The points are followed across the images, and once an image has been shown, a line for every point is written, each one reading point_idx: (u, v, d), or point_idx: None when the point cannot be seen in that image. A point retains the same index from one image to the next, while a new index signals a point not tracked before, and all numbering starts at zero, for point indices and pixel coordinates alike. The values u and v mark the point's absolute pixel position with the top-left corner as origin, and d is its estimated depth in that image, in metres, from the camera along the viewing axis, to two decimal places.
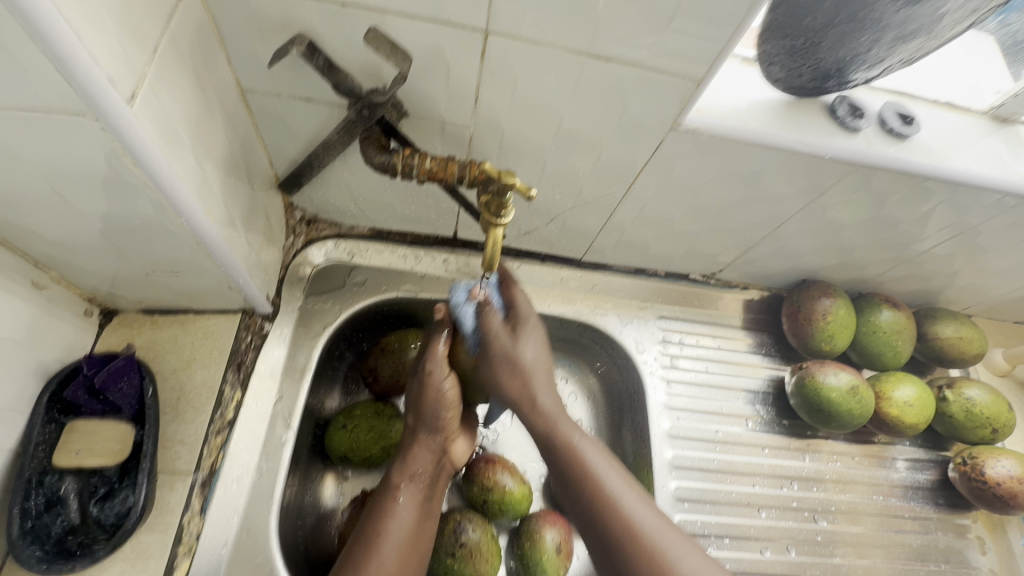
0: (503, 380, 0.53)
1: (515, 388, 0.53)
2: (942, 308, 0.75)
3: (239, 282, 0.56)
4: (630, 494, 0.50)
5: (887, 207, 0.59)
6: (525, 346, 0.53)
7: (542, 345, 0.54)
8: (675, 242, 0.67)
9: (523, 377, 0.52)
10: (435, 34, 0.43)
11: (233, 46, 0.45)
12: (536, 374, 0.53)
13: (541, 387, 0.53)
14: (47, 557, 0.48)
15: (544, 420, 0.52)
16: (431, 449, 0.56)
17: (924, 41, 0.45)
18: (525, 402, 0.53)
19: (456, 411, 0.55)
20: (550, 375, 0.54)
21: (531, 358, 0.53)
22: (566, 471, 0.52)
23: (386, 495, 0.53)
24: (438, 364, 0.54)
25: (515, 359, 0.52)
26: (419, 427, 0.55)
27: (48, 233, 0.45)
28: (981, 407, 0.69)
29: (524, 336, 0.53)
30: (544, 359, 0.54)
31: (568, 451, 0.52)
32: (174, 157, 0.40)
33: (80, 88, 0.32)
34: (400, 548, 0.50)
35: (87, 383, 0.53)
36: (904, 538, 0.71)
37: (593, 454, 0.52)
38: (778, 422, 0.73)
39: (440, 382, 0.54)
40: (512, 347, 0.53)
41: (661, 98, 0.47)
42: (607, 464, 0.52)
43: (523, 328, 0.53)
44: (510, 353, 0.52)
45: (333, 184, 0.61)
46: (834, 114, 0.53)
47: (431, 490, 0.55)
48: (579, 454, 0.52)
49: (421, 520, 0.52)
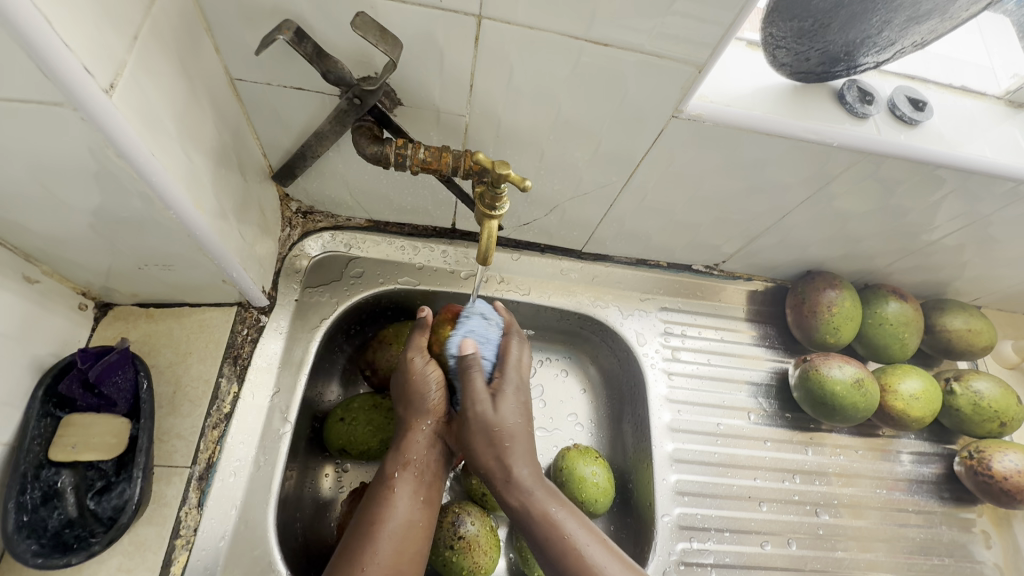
0: (484, 452, 0.52)
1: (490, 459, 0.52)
2: (951, 300, 0.73)
3: (233, 275, 0.55)
4: (615, 564, 0.48)
5: (896, 196, 0.57)
6: (503, 410, 0.52)
7: (520, 410, 0.54)
8: (678, 233, 0.66)
9: (505, 440, 0.52)
10: (426, 19, 0.41)
11: (221, 33, 0.44)
12: (516, 439, 0.52)
13: (519, 458, 0.52)
14: (43, 551, 0.47)
15: (523, 493, 0.51)
16: (426, 434, 0.54)
17: (937, 23, 0.43)
18: (500, 478, 0.52)
19: (447, 393, 0.54)
20: (529, 443, 0.53)
21: (510, 421, 0.52)
22: (550, 549, 0.49)
23: (382, 484, 0.52)
24: (418, 352, 0.55)
25: (495, 429, 0.52)
26: (410, 413, 0.55)
27: (37, 228, 0.45)
28: (989, 400, 0.68)
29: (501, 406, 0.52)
30: (523, 425, 0.53)
31: (547, 523, 0.50)
32: (160, 148, 0.40)
33: (55, 78, 0.31)
34: (394, 540, 0.49)
35: (82, 377, 0.52)
36: (907, 532, 0.70)
37: (575, 525, 0.50)
38: (781, 414, 0.72)
39: (422, 371, 0.54)
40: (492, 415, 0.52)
41: (662, 84, 0.45)
42: (588, 532, 0.50)
43: (505, 394, 0.53)
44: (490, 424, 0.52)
45: (328, 175, 0.60)
46: (843, 101, 0.51)
47: (428, 476, 0.53)
48: (559, 527, 0.50)
49: (417, 507, 0.51)
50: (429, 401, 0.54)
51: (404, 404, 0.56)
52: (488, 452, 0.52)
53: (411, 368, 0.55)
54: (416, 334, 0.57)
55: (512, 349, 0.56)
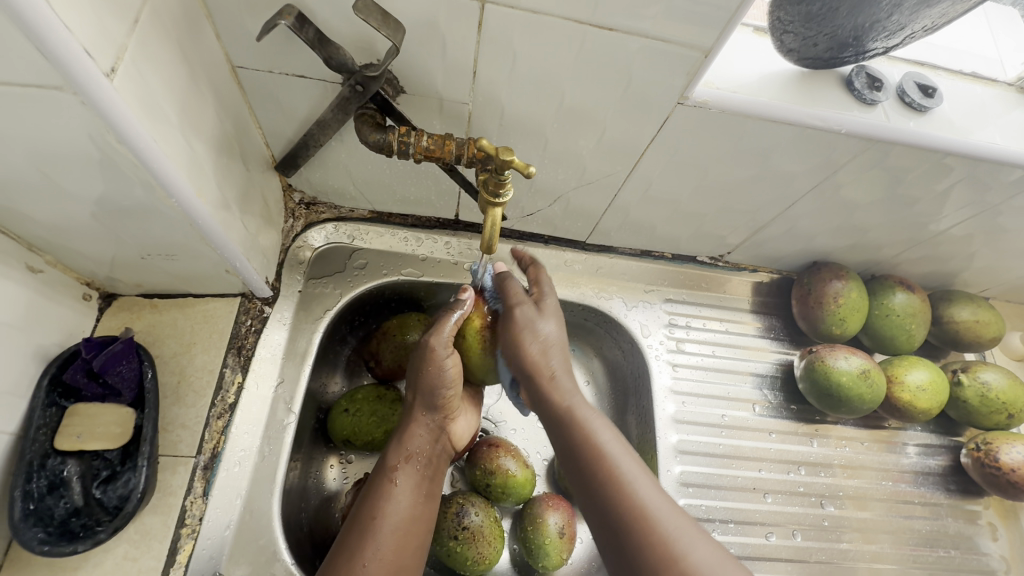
0: (521, 360, 0.55)
1: (534, 355, 0.55)
2: (958, 291, 0.73)
3: (236, 265, 0.55)
4: (643, 478, 0.50)
5: (904, 185, 0.57)
6: (546, 322, 0.56)
7: (560, 326, 0.57)
8: (683, 223, 0.65)
9: (546, 351, 0.55)
10: (429, 4, 0.41)
11: (222, 19, 0.43)
12: (556, 351, 0.56)
13: (558, 364, 0.56)
14: (49, 539, 0.47)
15: (558, 391, 0.55)
16: (428, 429, 0.55)
17: (948, 7, 0.42)
18: (540, 381, 0.55)
19: (457, 390, 0.55)
20: (565, 359, 0.57)
21: (550, 334, 0.56)
22: (574, 442, 0.52)
23: (383, 476, 0.52)
24: (439, 339, 0.54)
25: (535, 338, 0.55)
26: (416, 405, 0.56)
27: (40, 216, 0.44)
28: (997, 392, 0.67)
29: (545, 315, 0.57)
30: (560, 337, 0.57)
31: (581, 428, 0.53)
32: (161, 135, 0.39)
33: (56, 61, 0.30)
34: (394, 533, 0.49)
35: (86, 367, 0.53)
36: (912, 524, 0.70)
37: (605, 432, 0.53)
38: (786, 406, 0.72)
39: (443, 360, 0.54)
40: (535, 316, 0.56)
41: (668, 70, 0.45)
42: (615, 438, 0.53)
43: (543, 313, 0.57)
44: (528, 326, 0.55)
45: (331, 165, 0.59)
46: (851, 87, 0.51)
47: (429, 470, 0.54)
48: (588, 429, 0.52)
49: (418, 500, 0.52)
50: (439, 393, 0.54)
51: (411, 395, 0.57)
52: (528, 359, 0.55)
53: (434, 357, 0.53)
54: (443, 321, 0.54)
55: (542, 276, 0.60)
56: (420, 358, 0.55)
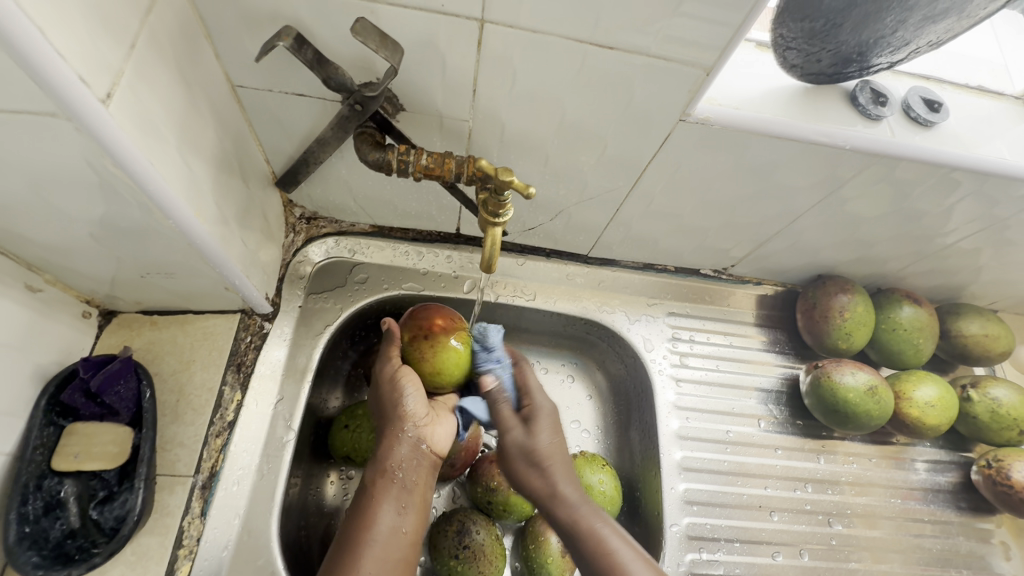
0: (525, 474, 0.55)
1: (534, 481, 0.54)
2: (967, 304, 0.72)
3: (235, 283, 0.54)
4: None
5: (911, 200, 0.56)
6: (540, 435, 0.56)
7: (555, 433, 0.57)
8: (686, 237, 0.65)
9: (545, 462, 0.54)
10: (428, 24, 0.41)
11: (221, 39, 0.43)
12: (557, 465, 0.55)
13: (559, 475, 0.54)
14: (43, 563, 0.47)
15: (566, 505, 0.52)
16: (403, 441, 0.53)
17: (953, 23, 0.42)
18: (543, 494, 0.53)
19: (418, 397, 0.55)
20: (568, 466, 0.55)
21: (547, 445, 0.55)
22: (590, 560, 0.49)
23: (364, 492, 0.51)
24: (389, 361, 0.57)
25: (532, 451, 0.55)
26: (386, 423, 0.55)
27: (38, 236, 0.44)
28: (1008, 408, 0.66)
29: (537, 427, 0.56)
30: (559, 446, 0.56)
31: (592, 537, 0.50)
32: (158, 157, 0.39)
33: (50, 90, 0.30)
34: (377, 547, 0.47)
35: (84, 386, 0.52)
36: (922, 543, 0.69)
37: (619, 542, 0.50)
38: (792, 422, 0.71)
39: (393, 374, 0.56)
40: (527, 437, 0.56)
41: (670, 86, 0.44)
42: (631, 546, 0.50)
43: (535, 419, 0.57)
44: (526, 446, 0.55)
45: (331, 181, 0.59)
46: (855, 102, 0.50)
47: (409, 481, 0.52)
48: (602, 541, 0.50)
49: (400, 513, 0.50)
50: (401, 405, 0.54)
51: (380, 416, 0.56)
52: (539, 464, 0.54)
53: (381, 374, 0.56)
54: (387, 345, 0.58)
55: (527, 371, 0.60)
56: (375, 382, 0.57)
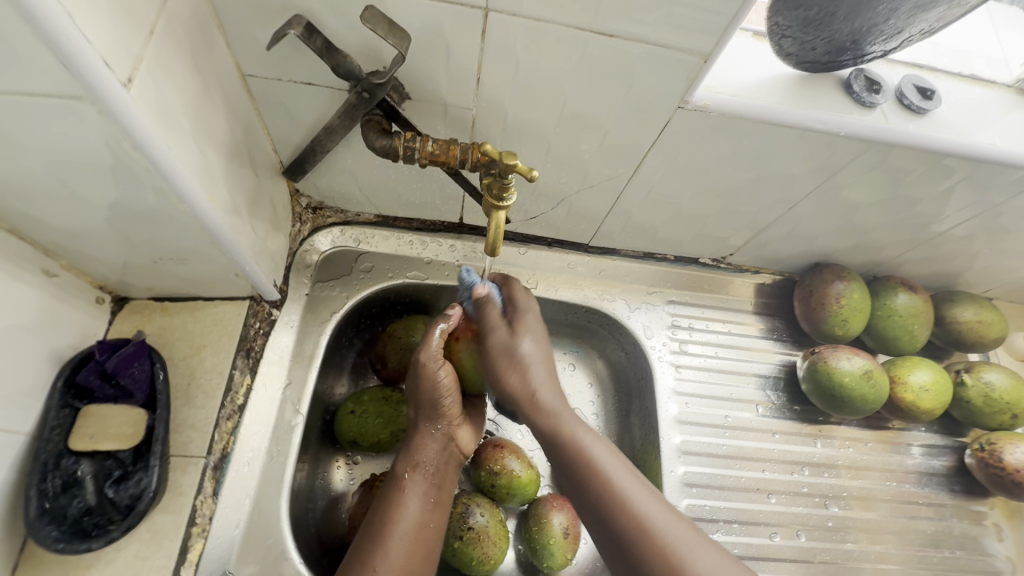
0: (504, 375, 0.54)
1: (515, 379, 0.54)
2: (961, 291, 0.73)
3: (245, 269, 0.56)
4: (639, 490, 0.49)
5: (905, 187, 0.57)
6: (524, 339, 0.54)
7: (541, 339, 0.55)
8: (685, 225, 0.66)
9: (527, 362, 0.54)
10: (434, 12, 0.42)
11: (232, 29, 0.44)
12: (537, 366, 0.54)
13: (540, 376, 0.54)
14: (63, 537, 0.48)
15: (544, 405, 0.53)
16: (435, 438, 0.55)
17: (945, 11, 0.43)
18: (526, 396, 0.54)
19: (456, 398, 0.55)
20: (549, 371, 0.55)
21: (531, 351, 0.54)
22: (569, 464, 0.51)
23: (393, 486, 0.53)
24: (430, 356, 0.54)
25: (514, 352, 0.54)
26: (420, 417, 0.56)
27: (55, 219, 0.45)
28: (1000, 392, 0.67)
29: (522, 329, 0.55)
30: (544, 354, 0.55)
31: (573, 448, 0.51)
32: (174, 142, 0.40)
33: (77, 74, 0.32)
34: (405, 542, 0.49)
35: (99, 368, 0.54)
36: (918, 525, 0.70)
37: (600, 449, 0.51)
38: (790, 407, 0.72)
39: (436, 372, 0.54)
40: (510, 339, 0.54)
41: (668, 74, 0.46)
42: (612, 456, 0.52)
43: (522, 319, 0.55)
44: (508, 345, 0.54)
45: (337, 170, 0.61)
46: (849, 90, 0.51)
47: (438, 479, 0.54)
48: (582, 448, 0.51)
49: (428, 510, 0.52)
50: (439, 402, 0.54)
51: (414, 409, 0.56)
52: (518, 377, 0.54)
53: (426, 371, 0.53)
54: (427, 335, 0.55)
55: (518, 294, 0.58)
56: (415, 376, 0.55)
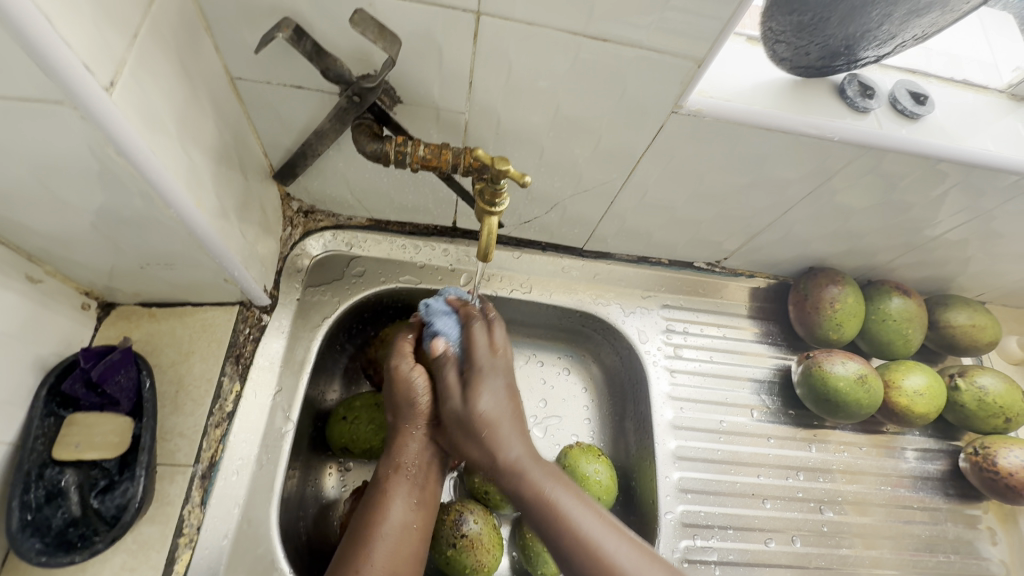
0: (465, 442, 0.52)
1: (480, 449, 0.51)
2: (955, 295, 0.73)
3: (234, 274, 0.55)
4: (611, 538, 0.48)
5: (899, 192, 0.57)
6: (479, 398, 0.51)
7: (503, 394, 0.52)
8: (680, 229, 0.66)
9: (487, 428, 0.51)
10: (425, 16, 0.41)
11: (220, 32, 0.44)
12: (505, 427, 0.51)
13: (507, 439, 0.51)
14: (46, 550, 0.47)
15: (514, 477, 0.50)
16: (417, 438, 0.54)
17: (938, 16, 0.43)
18: (499, 464, 0.50)
19: (434, 398, 0.55)
20: (515, 424, 0.52)
21: (490, 407, 0.51)
22: (541, 521, 0.49)
23: (376, 489, 0.52)
24: (403, 360, 0.55)
25: (469, 418, 0.51)
26: (399, 419, 0.55)
27: (39, 225, 0.44)
28: (994, 396, 0.67)
29: (480, 388, 0.52)
30: (507, 406, 0.52)
31: (540, 503, 0.49)
32: (160, 147, 0.40)
33: (56, 77, 0.31)
34: (388, 545, 0.48)
35: (85, 376, 0.52)
36: (912, 529, 0.70)
37: (570, 501, 0.49)
38: (784, 411, 0.72)
39: (409, 375, 0.54)
40: (465, 402, 0.51)
41: (662, 79, 0.45)
42: (583, 505, 0.49)
43: (478, 377, 0.52)
44: (465, 412, 0.51)
45: (329, 174, 0.60)
46: (843, 95, 0.51)
47: (421, 479, 0.53)
48: (552, 502, 0.49)
49: (412, 511, 0.51)
50: (417, 403, 0.54)
51: (394, 412, 0.55)
52: (486, 445, 0.51)
53: (397, 373, 0.54)
54: (400, 345, 0.56)
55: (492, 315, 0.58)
56: (390, 379, 0.56)
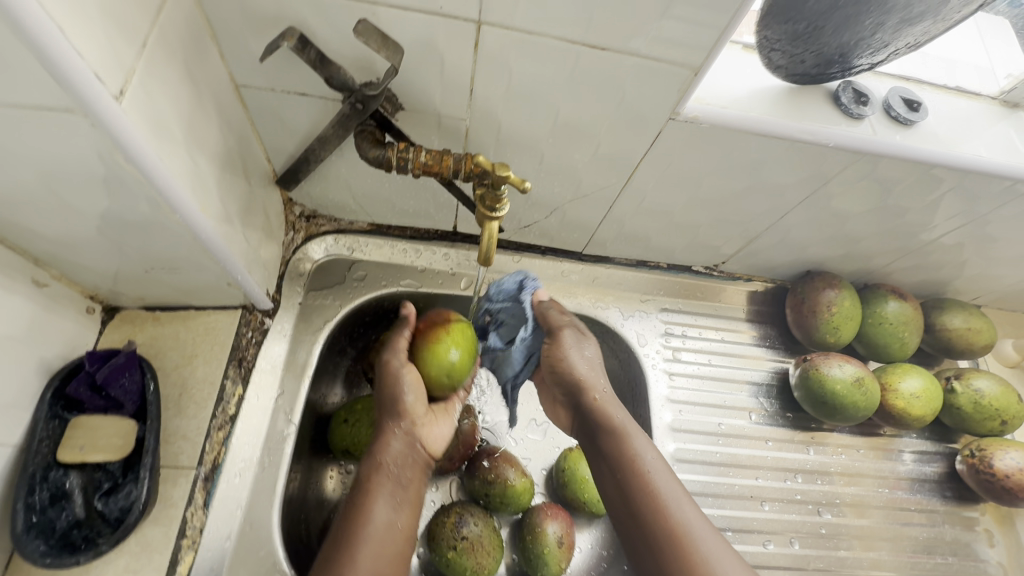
0: (563, 370, 0.59)
1: (579, 376, 0.58)
2: (951, 299, 0.74)
3: (238, 278, 0.56)
4: (681, 499, 0.50)
5: (893, 197, 0.58)
6: (589, 342, 0.60)
7: (599, 351, 0.61)
8: (678, 233, 0.66)
9: (587, 368, 0.58)
10: (427, 25, 0.42)
11: (226, 40, 0.45)
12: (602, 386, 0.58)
13: (602, 384, 0.58)
14: (50, 551, 0.48)
15: (606, 411, 0.56)
16: (400, 437, 0.55)
17: (930, 25, 0.44)
18: (591, 395, 0.57)
19: (419, 395, 0.56)
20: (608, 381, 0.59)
21: (592, 355, 0.60)
22: (617, 459, 0.53)
23: (358, 491, 0.52)
24: (394, 355, 0.57)
25: (580, 351, 0.59)
26: (384, 418, 0.56)
27: (45, 229, 0.45)
28: (990, 399, 0.68)
29: (588, 337, 0.61)
30: (603, 365, 0.60)
31: (620, 441, 0.53)
32: (167, 153, 0.40)
33: (68, 86, 0.32)
34: (371, 543, 0.48)
35: (89, 379, 0.53)
36: (910, 531, 0.71)
37: (649, 451, 0.53)
38: (782, 414, 0.73)
39: (397, 370, 0.57)
40: (577, 338, 0.60)
41: (660, 86, 0.46)
42: (659, 458, 0.53)
43: (585, 334, 0.61)
44: (575, 343, 0.59)
45: (331, 179, 0.61)
46: (838, 102, 0.52)
47: (404, 478, 0.53)
48: (631, 445, 0.53)
49: (395, 511, 0.50)
50: (401, 400, 0.56)
51: (379, 412, 0.57)
52: (581, 374, 0.58)
53: (387, 368, 0.57)
54: (393, 339, 0.59)
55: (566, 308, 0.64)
56: (379, 377, 0.58)
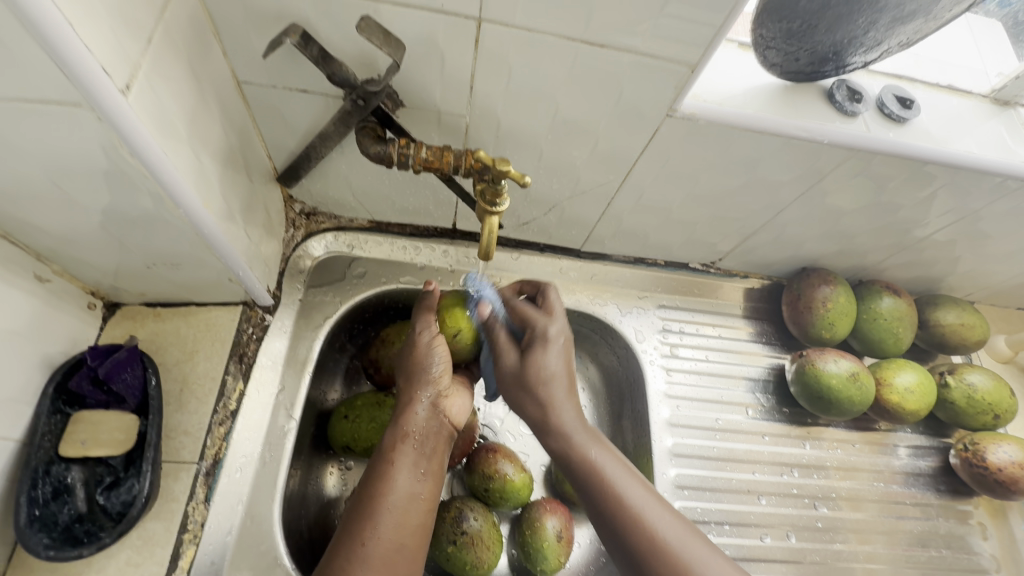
0: (522, 398, 0.55)
1: (538, 412, 0.54)
2: (944, 295, 0.75)
3: (239, 274, 0.56)
4: (651, 504, 0.50)
5: (887, 193, 0.59)
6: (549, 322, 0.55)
7: (562, 353, 0.55)
8: (675, 230, 0.67)
9: (541, 384, 0.54)
10: (428, 22, 0.43)
11: (229, 37, 0.45)
12: (561, 396, 0.54)
13: (561, 402, 0.54)
14: (54, 544, 0.48)
15: (563, 437, 0.53)
16: (426, 405, 0.52)
17: (922, 23, 0.45)
18: (550, 417, 0.54)
19: (447, 364, 0.54)
20: (569, 390, 0.54)
21: (554, 332, 0.55)
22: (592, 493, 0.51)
23: (381, 459, 0.49)
24: (426, 326, 0.55)
25: (525, 374, 0.54)
26: (408, 387, 0.53)
27: (47, 224, 0.45)
28: (983, 393, 0.69)
29: (547, 338, 0.55)
30: (564, 369, 0.55)
31: (587, 465, 0.52)
32: (170, 148, 0.41)
33: (76, 80, 0.32)
34: (394, 513, 0.46)
35: (91, 373, 0.54)
36: (905, 525, 0.71)
37: (614, 468, 0.51)
38: (779, 409, 0.73)
39: (426, 342, 0.54)
40: (536, 356, 0.54)
41: (657, 83, 0.47)
42: (627, 474, 0.52)
43: (538, 343, 0.54)
44: (522, 369, 0.55)
45: (331, 176, 0.61)
46: (832, 99, 0.53)
47: (429, 449, 0.51)
48: (596, 466, 0.51)
49: (419, 481, 0.49)
50: (428, 370, 0.53)
51: (403, 379, 0.54)
52: (540, 389, 0.54)
53: (418, 341, 0.54)
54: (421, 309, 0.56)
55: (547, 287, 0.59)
56: (407, 348, 0.55)
